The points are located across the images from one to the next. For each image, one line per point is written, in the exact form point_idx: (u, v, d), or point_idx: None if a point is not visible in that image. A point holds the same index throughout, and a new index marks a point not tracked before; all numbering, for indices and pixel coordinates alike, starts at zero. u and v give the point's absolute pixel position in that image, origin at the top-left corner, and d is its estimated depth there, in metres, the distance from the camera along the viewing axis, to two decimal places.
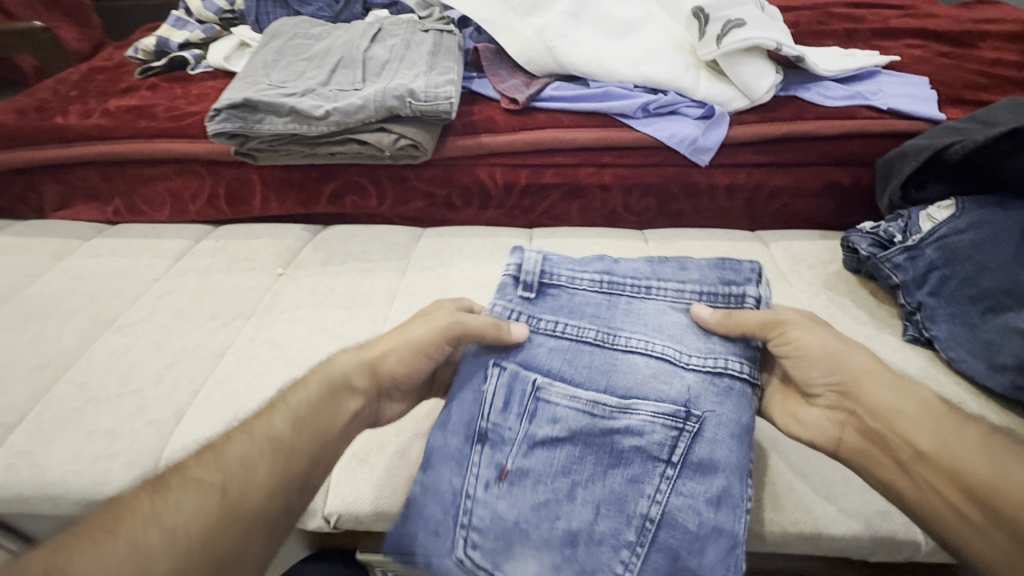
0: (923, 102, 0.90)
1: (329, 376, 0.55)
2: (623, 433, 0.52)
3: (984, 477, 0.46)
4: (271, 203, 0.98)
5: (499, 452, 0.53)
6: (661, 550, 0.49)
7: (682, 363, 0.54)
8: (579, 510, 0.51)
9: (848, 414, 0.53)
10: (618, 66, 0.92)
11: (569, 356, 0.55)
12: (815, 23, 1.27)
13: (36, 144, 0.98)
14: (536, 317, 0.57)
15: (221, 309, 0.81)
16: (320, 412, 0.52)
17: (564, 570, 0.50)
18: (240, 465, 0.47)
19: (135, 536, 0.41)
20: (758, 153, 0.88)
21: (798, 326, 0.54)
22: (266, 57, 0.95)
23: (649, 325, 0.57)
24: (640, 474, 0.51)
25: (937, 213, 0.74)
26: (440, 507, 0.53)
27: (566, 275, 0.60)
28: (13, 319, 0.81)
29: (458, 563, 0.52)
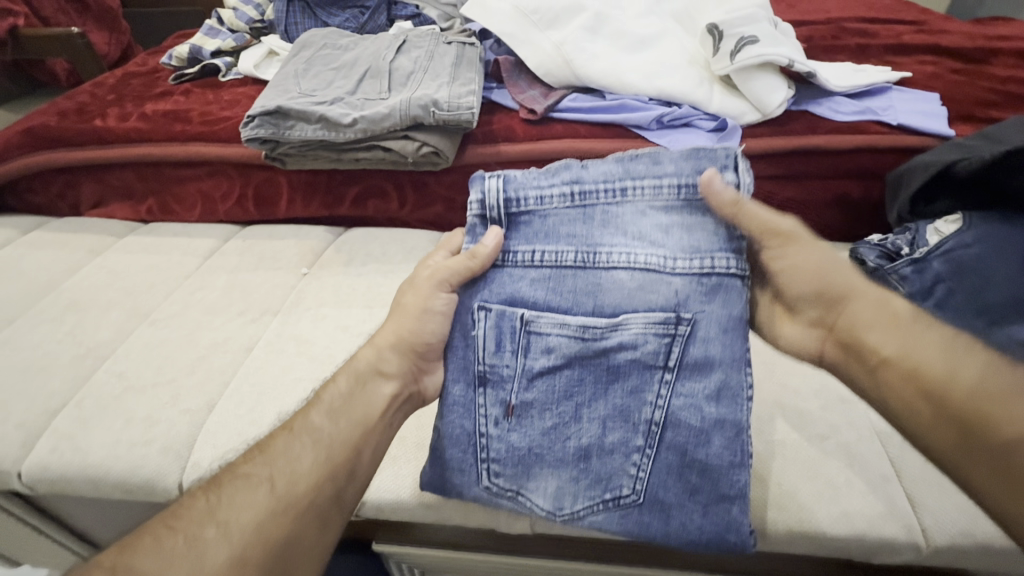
0: (932, 118, 0.92)
1: (359, 371, 0.57)
2: (617, 349, 0.53)
3: (937, 373, 0.49)
4: (297, 205, 1.02)
5: (501, 390, 0.55)
6: (669, 448, 0.53)
7: (669, 269, 0.52)
8: (587, 427, 0.55)
9: (827, 328, 0.57)
10: (634, 79, 0.95)
11: (554, 283, 0.54)
12: (828, 39, 1.29)
13: (75, 145, 1.03)
14: (513, 248, 0.55)
15: (249, 306, 0.85)
16: (356, 405, 0.55)
17: (582, 479, 0.55)
18: (283, 460, 0.49)
19: (192, 532, 0.43)
20: (769, 165, 0.91)
21: (787, 244, 0.57)
22: (297, 67, 0.99)
23: (632, 238, 0.54)
24: (639, 384, 0.53)
25: (944, 226, 0.77)
26: (457, 448, 0.56)
27: (533, 196, 0.55)
28: (53, 311, 0.85)
29: (486, 491, 0.56)
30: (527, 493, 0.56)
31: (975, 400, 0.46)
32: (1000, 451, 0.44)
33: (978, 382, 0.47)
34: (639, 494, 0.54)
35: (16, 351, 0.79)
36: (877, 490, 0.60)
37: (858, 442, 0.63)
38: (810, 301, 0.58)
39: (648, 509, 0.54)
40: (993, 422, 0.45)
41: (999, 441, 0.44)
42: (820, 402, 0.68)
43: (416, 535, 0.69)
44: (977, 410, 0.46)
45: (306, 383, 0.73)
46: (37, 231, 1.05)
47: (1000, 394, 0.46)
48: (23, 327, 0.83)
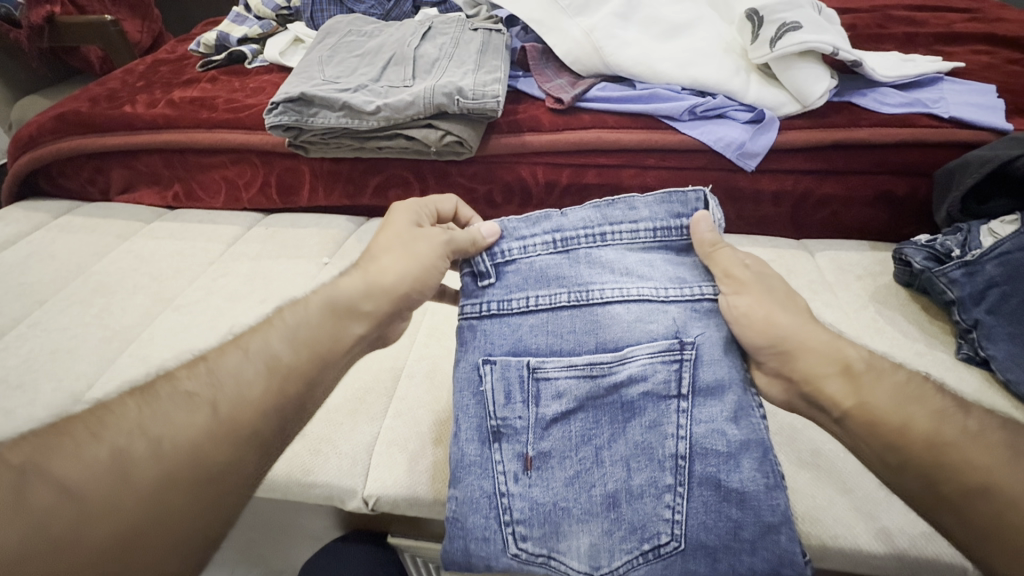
0: (988, 111, 0.86)
1: (331, 298, 0.51)
2: (628, 384, 0.52)
3: (895, 424, 0.47)
4: (319, 193, 1.02)
5: (517, 443, 0.52)
6: (701, 481, 0.50)
7: (663, 300, 0.53)
8: (611, 471, 0.52)
9: (788, 379, 0.53)
10: (667, 68, 0.91)
11: (552, 327, 0.54)
12: (873, 27, 1.22)
13: (105, 131, 1.04)
14: (506, 298, 0.55)
15: (271, 294, 0.85)
16: (319, 334, 0.49)
17: (616, 529, 0.51)
18: (232, 381, 0.44)
19: (117, 444, 0.37)
20: (808, 160, 0.86)
21: (736, 295, 0.53)
22: (321, 54, 0.98)
23: (622, 277, 0.55)
24: (655, 418, 0.51)
25: (1001, 227, 0.71)
26: (478, 515, 0.52)
27: (514, 247, 0.56)
28: (82, 294, 0.87)
29: (515, 559, 0.52)
30: (560, 555, 0.52)
31: (934, 452, 0.45)
32: (956, 499, 0.43)
33: (932, 431, 0.46)
34: (679, 539, 0.50)
35: (45, 333, 0.80)
36: None
37: None
38: (767, 357, 0.53)
39: (692, 556, 0.50)
40: (950, 473, 0.44)
41: (958, 489, 0.44)
42: None
43: (430, 529, 0.68)
44: (936, 460, 0.45)
45: None
46: (68, 216, 1.07)
47: (954, 445, 0.45)
48: (53, 309, 0.84)
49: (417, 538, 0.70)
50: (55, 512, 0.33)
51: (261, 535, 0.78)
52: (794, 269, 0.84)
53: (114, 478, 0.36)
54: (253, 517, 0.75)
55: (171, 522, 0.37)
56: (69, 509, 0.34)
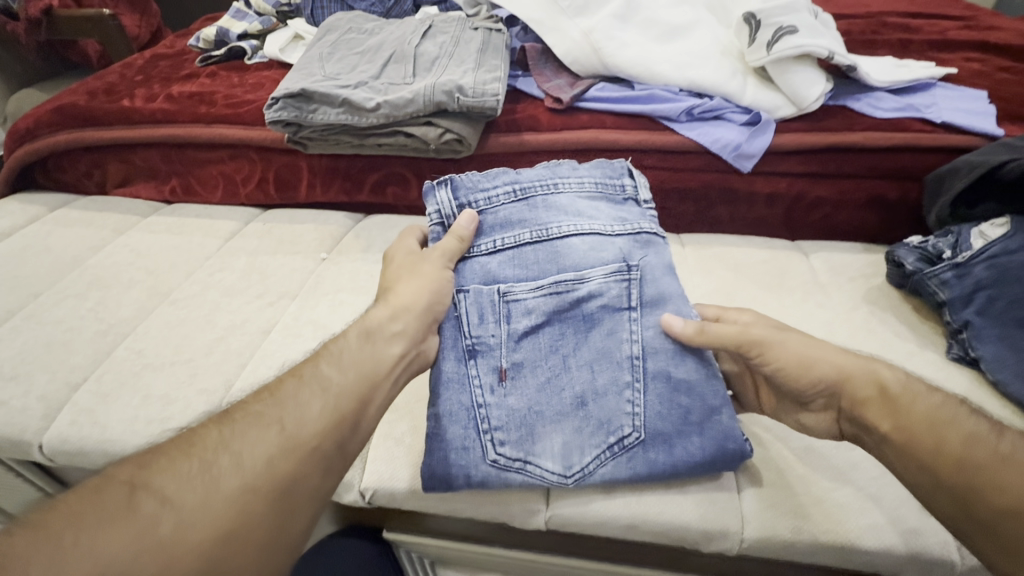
0: (980, 117, 0.87)
1: (365, 330, 0.55)
2: (588, 299, 0.60)
3: (930, 445, 0.48)
4: (317, 189, 1.02)
5: (491, 357, 0.59)
6: (655, 376, 0.57)
7: (610, 233, 0.64)
8: (577, 376, 0.58)
9: (835, 410, 0.55)
10: (665, 70, 0.92)
11: (519, 260, 0.62)
12: (868, 33, 1.24)
13: (103, 125, 1.03)
14: (474, 243, 0.64)
15: (268, 289, 0.85)
16: (367, 358, 0.53)
17: (585, 427, 0.56)
18: (295, 402, 0.47)
19: (204, 460, 0.42)
20: (803, 162, 0.87)
21: (767, 347, 0.56)
22: (321, 50, 0.99)
23: (574, 217, 0.65)
24: (612, 325, 0.59)
25: (990, 230, 0.72)
26: (458, 426, 0.57)
27: (479, 201, 0.66)
28: (78, 287, 0.86)
29: (494, 464, 0.56)
30: (535, 458, 0.56)
31: (966, 473, 0.46)
32: (992, 519, 0.45)
33: (968, 453, 0.47)
34: (640, 429, 0.56)
35: (39, 326, 0.80)
36: (908, 503, 0.57)
37: None
38: (814, 397, 0.56)
39: (652, 446, 0.56)
40: (986, 493, 0.45)
41: (988, 510, 0.45)
42: None
43: (426, 524, 0.68)
44: (970, 481, 0.46)
45: None
46: (64, 209, 1.06)
47: (988, 467, 0.46)
48: (48, 301, 0.84)
49: (413, 533, 0.70)
50: (157, 523, 0.37)
51: None
52: (788, 270, 0.85)
53: (204, 493, 0.40)
54: None
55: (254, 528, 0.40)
56: (169, 520, 0.38)
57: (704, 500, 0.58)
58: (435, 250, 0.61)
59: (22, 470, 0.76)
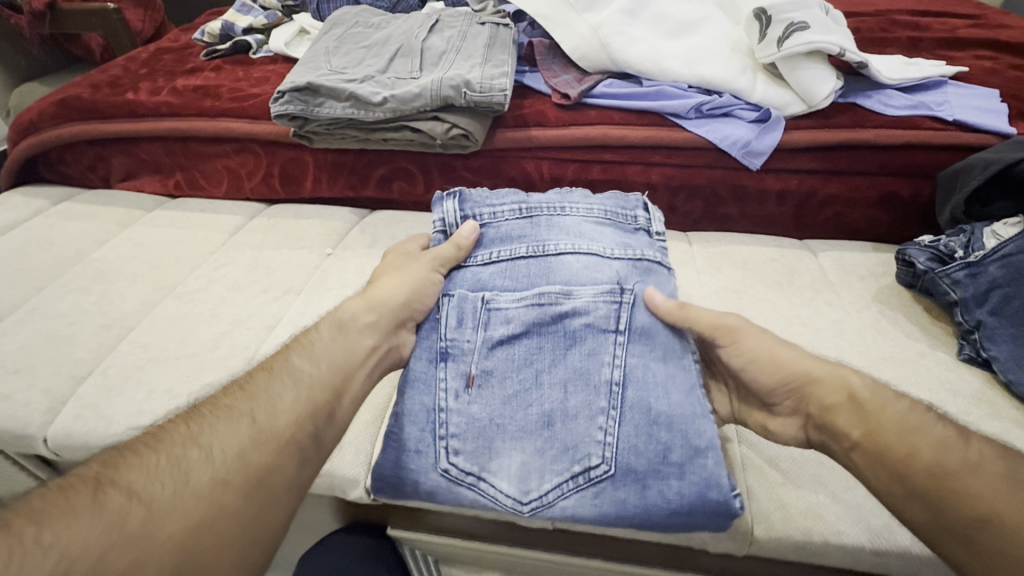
0: (992, 115, 0.87)
1: (338, 322, 0.59)
2: (573, 316, 0.59)
3: (900, 453, 0.48)
4: (323, 184, 1.02)
5: (463, 361, 0.58)
6: (634, 407, 0.54)
7: (610, 257, 0.64)
8: (548, 393, 0.56)
9: (805, 417, 0.55)
10: (674, 66, 0.91)
11: (509, 273, 0.63)
12: (878, 30, 1.23)
13: (107, 118, 1.03)
14: (472, 254, 0.66)
15: (273, 284, 0.84)
16: (336, 351, 0.56)
17: (548, 450, 0.54)
18: (268, 396, 0.49)
19: (174, 453, 0.43)
20: (813, 159, 0.86)
21: (737, 339, 0.58)
22: (327, 44, 0.98)
23: (574, 238, 0.65)
24: (596, 346, 0.57)
25: (1003, 229, 0.71)
26: (416, 429, 0.57)
27: (484, 214, 0.69)
28: (82, 281, 0.86)
29: (444, 475, 0.55)
30: (489, 476, 0.55)
31: (935, 480, 0.46)
32: (963, 528, 0.44)
33: (935, 459, 0.46)
34: (609, 463, 0.53)
35: (44, 319, 0.79)
36: None
37: None
38: (783, 397, 0.56)
39: (618, 481, 0.53)
40: (955, 499, 0.45)
41: (960, 517, 0.44)
42: None
43: (431, 521, 0.67)
44: (945, 486, 0.45)
45: None
46: (68, 203, 1.06)
47: (956, 472, 0.46)
48: (52, 295, 0.84)
49: (417, 530, 0.69)
50: (128, 512, 0.38)
51: None
52: (798, 269, 0.84)
53: (178, 482, 0.41)
54: None
55: (230, 513, 0.41)
56: (144, 510, 0.39)
57: None
58: (429, 256, 0.64)
59: (26, 464, 0.75)
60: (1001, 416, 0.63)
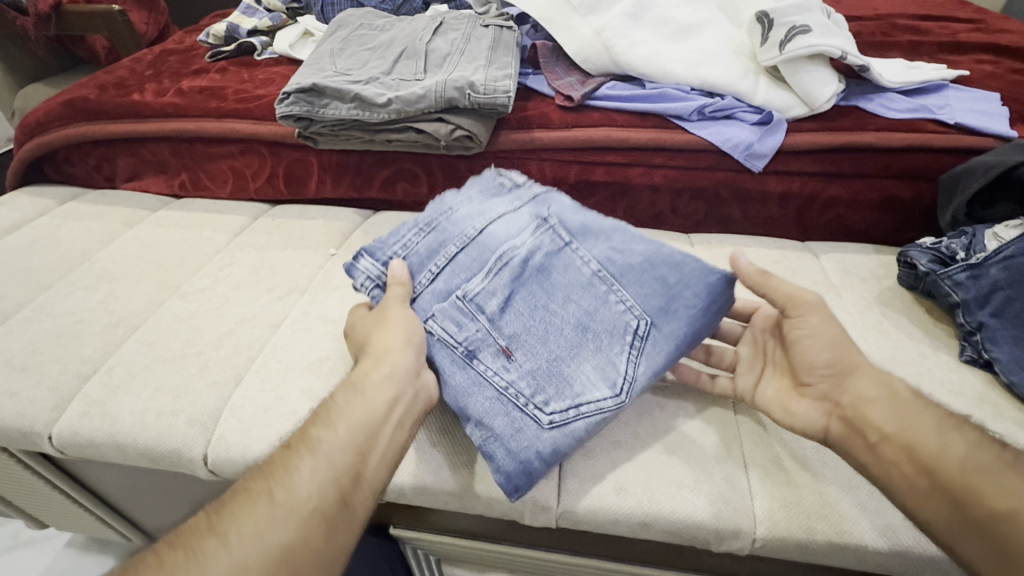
0: (993, 118, 0.87)
1: (354, 382, 0.56)
2: (532, 256, 0.65)
3: (931, 449, 0.50)
4: (327, 185, 1.02)
5: (488, 348, 0.60)
6: (619, 273, 0.64)
7: (517, 207, 0.69)
8: (567, 310, 0.62)
9: (834, 404, 0.56)
10: (677, 68, 0.92)
11: (461, 269, 0.64)
12: (878, 34, 1.24)
13: (113, 119, 1.03)
14: (415, 285, 0.64)
15: (278, 283, 0.85)
16: (353, 413, 0.53)
17: (602, 343, 0.61)
18: (286, 474, 0.48)
19: (195, 548, 0.43)
20: (815, 162, 0.87)
21: (808, 314, 0.58)
22: (332, 46, 0.99)
23: (479, 209, 0.69)
24: (562, 262, 0.65)
25: (1004, 232, 0.72)
26: (499, 415, 0.57)
27: (397, 252, 0.67)
28: (88, 280, 0.86)
29: (552, 422, 0.57)
30: (584, 396, 0.58)
31: (960, 477, 0.48)
32: (984, 525, 0.46)
33: (967, 458, 0.49)
34: (642, 314, 0.62)
35: (50, 317, 0.80)
36: None
37: None
38: (821, 376, 0.57)
39: (660, 322, 0.61)
40: (979, 497, 0.47)
41: (982, 515, 0.46)
42: None
43: (435, 520, 0.67)
44: (966, 486, 0.48)
45: (331, 361, 0.71)
46: (74, 203, 1.06)
47: (986, 470, 0.48)
48: (58, 293, 0.84)
49: (420, 530, 0.68)
50: None
51: None
52: (800, 271, 0.85)
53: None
54: None
55: None
56: None
57: (716, 499, 0.57)
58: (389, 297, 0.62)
59: (31, 462, 0.76)
60: (1003, 417, 0.63)
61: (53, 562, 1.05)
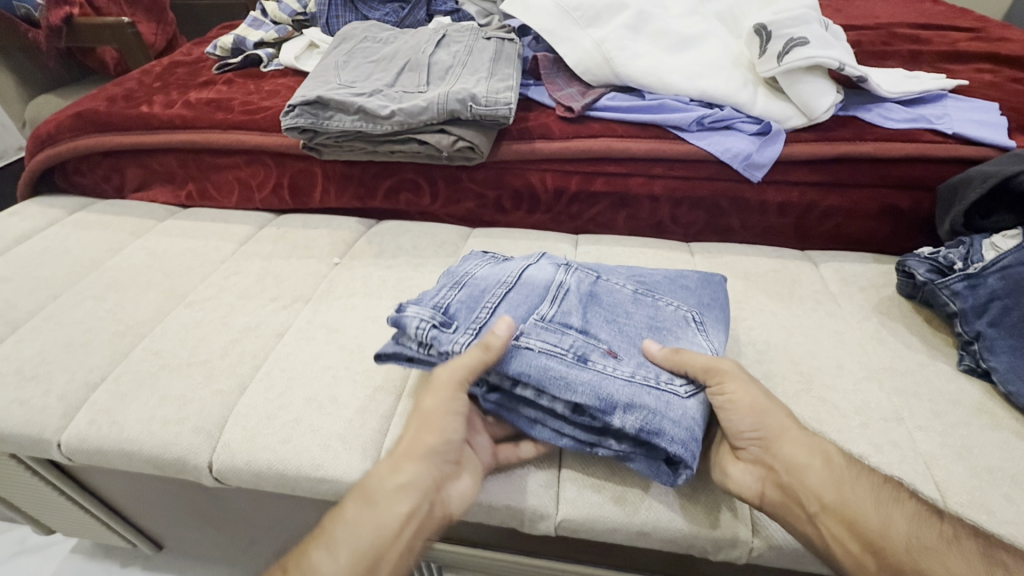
0: (991, 128, 0.88)
1: (365, 493, 0.53)
2: (578, 282, 0.70)
3: (875, 526, 0.50)
4: (331, 195, 1.04)
5: (591, 350, 0.61)
6: (650, 286, 0.72)
7: (534, 258, 0.75)
8: (634, 315, 0.67)
9: (767, 468, 0.54)
10: (675, 80, 0.93)
11: (520, 304, 0.65)
12: (878, 44, 1.25)
13: (122, 130, 1.05)
14: (482, 330, 0.62)
15: (282, 292, 0.86)
16: (360, 538, 0.51)
17: (675, 330, 0.66)
18: None
19: None
20: (814, 172, 0.87)
21: (729, 381, 0.57)
22: (336, 59, 1.00)
23: (500, 266, 0.73)
24: (604, 285, 0.71)
25: (1002, 242, 0.72)
26: (641, 395, 0.56)
27: (438, 304, 0.65)
28: (97, 289, 0.88)
29: (687, 389, 0.58)
30: None
31: (909, 557, 0.48)
32: None
33: (911, 536, 0.49)
34: (688, 308, 0.69)
35: (59, 326, 0.81)
36: None
37: (900, 463, 0.60)
38: (749, 440, 0.56)
39: (705, 312, 0.70)
40: None
41: None
42: (860, 419, 0.65)
43: None
44: (915, 565, 0.48)
45: (334, 370, 0.73)
46: (83, 212, 1.08)
47: (932, 552, 0.48)
48: (67, 302, 0.86)
49: None
50: None
51: (265, 534, 0.80)
52: (799, 280, 0.85)
53: None
54: (257, 514, 0.77)
55: None
56: None
57: (709, 507, 0.58)
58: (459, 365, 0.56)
59: (39, 469, 0.77)
60: (1001, 428, 0.63)
61: (57, 568, 1.06)
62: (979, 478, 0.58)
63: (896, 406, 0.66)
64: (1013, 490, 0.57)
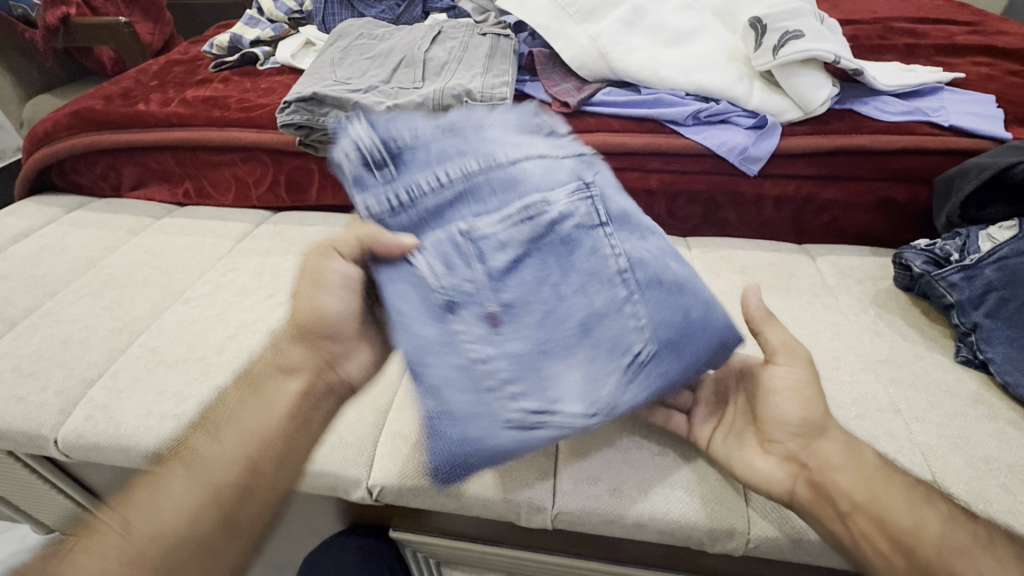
0: (988, 120, 0.88)
1: (253, 387, 0.60)
2: (561, 220, 0.54)
3: (905, 525, 0.50)
4: (327, 192, 1.04)
5: (472, 309, 0.53)
6: (646, 284, 0.54)
7: (560, 156, 0.58)
8: (574, 302, 0.53)
9: (801, 465, 0.54)
10: (671, 74, 0.93)
11: (470, 198, 0.54)
12: (875, 38, 1.24)
13: (118, 128, 1.05)
14: (396, 200, 0.54)
15: (279, 288, 0.86)
16: (250, 415, 0.56)
17: (598, 355, 0.52)
18: (188, 484, 0.52)
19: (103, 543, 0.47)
20: (810, 165, 0.87)
21: (785, 373, 0.57)
22: (333, 55, 1.01)
23: (515, 138, 0.58)
24: (593, 244, 0.54)
25: (999, 233, 0.72)
26: (460, 387, 0.51)
27: (407, 134, 0.55)
28: (93, 286, 0.88)
29: (516, 415, 0.50)
30: (558, 405, 0.50)
31: (937, 556, 0.48)
32: None
33: (943, 537, 0.49)
34: (650, 345, 0.52)
35: (56, 323, 0.81)
36: None
37: (896, 454, 0.60)
38: (787, 435, 0.55)
39: (664, 356, 0.53)
40: None
41: None
42: (857, 410, 0.65)
43: (434, 525, 0.68)
44: (944, 564, 0.47)
45: None
46: (80, 211, 1.08)
47: (962, 552, 0.48)
48: (64, 300, 0.85)
49: (418, 532, 0.68)
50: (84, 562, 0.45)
51: None
52: (796, 273, 0.85)
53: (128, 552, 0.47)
54: None
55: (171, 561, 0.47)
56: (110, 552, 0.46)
57: (710, 498, 0.58)
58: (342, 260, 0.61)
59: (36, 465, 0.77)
60: (998, 418, 0.63)
61: None
62: (976, 468, 0.58)
63: (893, 398, 0.66)
64: (1010, 479, 0.57)
